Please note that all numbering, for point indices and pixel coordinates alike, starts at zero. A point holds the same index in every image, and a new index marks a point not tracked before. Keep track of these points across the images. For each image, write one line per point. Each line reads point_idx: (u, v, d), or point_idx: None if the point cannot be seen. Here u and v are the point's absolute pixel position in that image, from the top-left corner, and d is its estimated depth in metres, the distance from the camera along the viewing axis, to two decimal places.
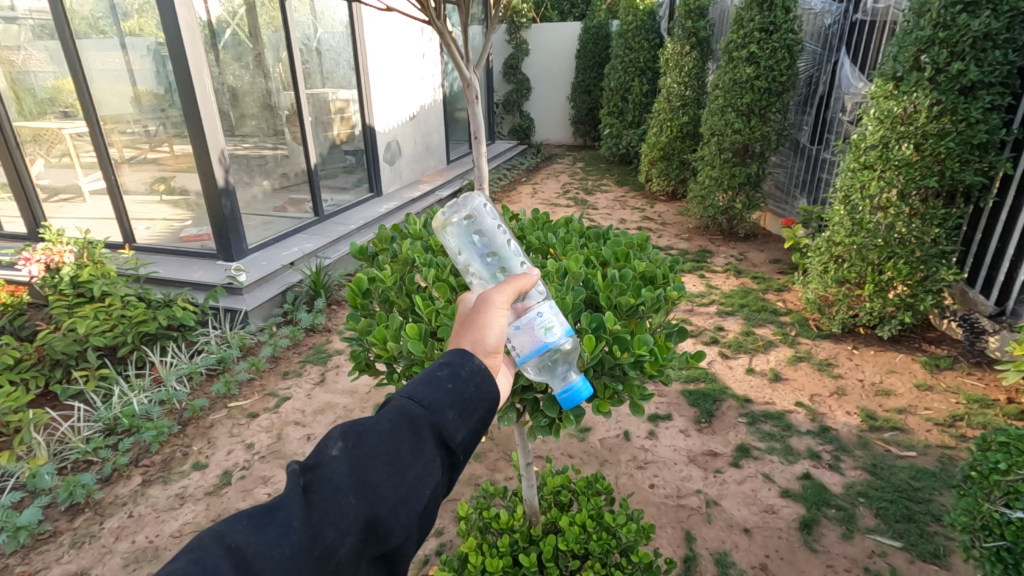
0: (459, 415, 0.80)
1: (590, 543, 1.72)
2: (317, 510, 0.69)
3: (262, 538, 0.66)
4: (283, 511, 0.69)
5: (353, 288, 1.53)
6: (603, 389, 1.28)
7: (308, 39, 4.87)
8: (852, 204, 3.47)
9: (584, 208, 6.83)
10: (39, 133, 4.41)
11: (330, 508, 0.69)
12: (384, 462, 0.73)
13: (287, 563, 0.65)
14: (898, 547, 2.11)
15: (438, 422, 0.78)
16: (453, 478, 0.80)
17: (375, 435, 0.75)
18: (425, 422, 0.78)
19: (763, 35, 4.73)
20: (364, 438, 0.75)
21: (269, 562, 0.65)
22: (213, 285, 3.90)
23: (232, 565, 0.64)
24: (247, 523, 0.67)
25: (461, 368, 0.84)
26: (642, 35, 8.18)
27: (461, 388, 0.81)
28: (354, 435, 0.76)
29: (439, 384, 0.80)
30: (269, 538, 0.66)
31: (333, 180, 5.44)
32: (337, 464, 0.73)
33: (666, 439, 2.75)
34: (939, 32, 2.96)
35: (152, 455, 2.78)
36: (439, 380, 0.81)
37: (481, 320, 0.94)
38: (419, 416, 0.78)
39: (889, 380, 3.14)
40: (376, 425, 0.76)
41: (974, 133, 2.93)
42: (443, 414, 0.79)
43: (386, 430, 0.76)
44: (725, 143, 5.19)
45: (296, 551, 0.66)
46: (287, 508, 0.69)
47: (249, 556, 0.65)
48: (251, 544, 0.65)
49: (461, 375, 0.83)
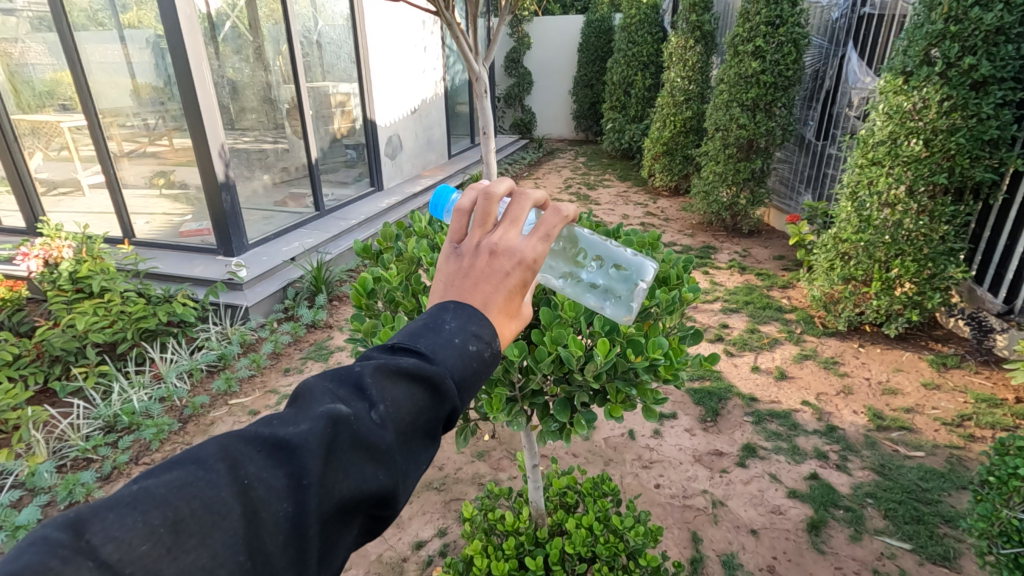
0: (471, 393, 0.73)
1: (598, 547, 1.69)
2: (334, 474, 0.60)
3: (272, 483, 0.58)
4: (297, 460, 0.59)
5: (358, 288, 1.50)
6: (615, 394, 1.25)
7: (308, 31, 4.80)
8: (860, 201, 3.43)
9: (587, 204, 6.78)
10: (37, 126, 4.35)
11: (347, 477, 0.60)
12: (404, 433, 0.65)
13: (291, 522, 0.57)
14: (908, 549, 2.08)
15: (457, 399, 0.70)
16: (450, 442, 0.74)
17: (399, 402, 0.64)
18: (449, 399, 0.68)
19: (769, 28, 4.65)
20: (393, 398, 0.64)
21: (274, 516, 0.57)
22: (213, 280, 3.86)
23: (240, 509, 0.56)
24: (263, 459, 0.59)
25: (487, 349, 0.72)
26: (645, 28, 8.11)
27: (483, 371, 0.72)
28: (381, 390, 0.65)
29: (467, 357, 0.70)
30: (278, 490, 0.58)
31: (333, 174, 5.38)
32: (361, 427, 0.62)
33: (671, 438, 2.72)
34: (951, 25, 2.90)
35: (152, 453, 2.76)
36: (468, 353, 0.70)
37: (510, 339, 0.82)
38: (446, 388, 0.68)
39: (896, 379, 3.11)
40: (402, 389, 0.65)
41: (984, 129, 2.88)
42: (462, 390, 0.70)
43: (411, 395, 0.66)
44: (730, 138, 5.14)
45: (303, 513, 0.58)
46: (305, 461, 0.59)
47: (257, 502, 0.57)
48: (262, 489, 0.57)
49: (485, 356, 0.72)
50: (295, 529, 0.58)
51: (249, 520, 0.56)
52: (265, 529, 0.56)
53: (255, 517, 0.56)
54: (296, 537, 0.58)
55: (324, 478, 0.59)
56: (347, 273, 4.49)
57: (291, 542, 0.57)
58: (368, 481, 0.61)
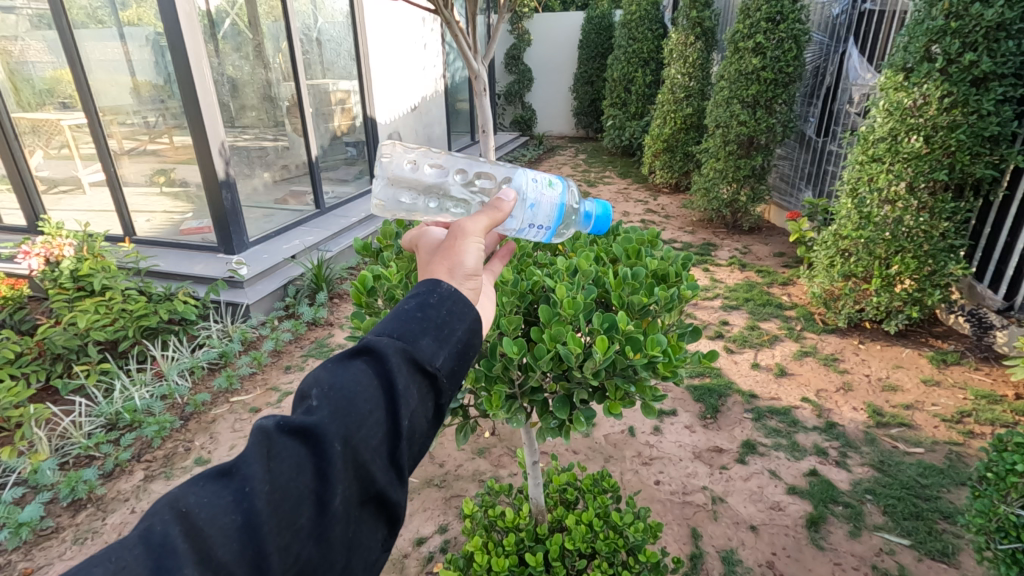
0: (436, 344, 0.75)
1: (597, 543, 1.71)
2: (282, 468, 0.61)
3: (212, 501, 0.58)
4: (240, 472, 0.60)
5: (358, 286, 1.50)
6: (614, 390, 1.26)
7: (308, 29, 4.80)
8: (860, 198, 3.42)
9: (587, 201, 6.78)
10: (38, 124, 4.36)
11: (298, 464, 0.62)
12: (358, 403, 0.67)
13: (242, 529, 0.57)
14: (907, 545, 2.09)
15: (414, 350, 0.73)
16: (441, 404, 0.75)
17: (339, 377, 0.68)
18: (400, 352, 0.72)
19: (769, 25, 4.65)
20: (334, 379, 0.68)
21: (223, 529, 0.57)
22: (213, 278, 3.87)
23: (183, 531, 0.56)
24: (204, 486, 0.59)
25: (430, 297, 0.79)
26: (646, 25, 8.09)
27: (432, 317, 0.76)
28: (319, 380, 0.68)
29: (408, 317, 0.75)
30: (222, 504, 0.58)
31: (333, 172, 5.38)
32: (304, 415, 0.65)
33: (671, 435, 2.73)
34: (951, 21, 2.89)
35: (154, 450, 2.77)
36: (406, 314, 0.76)
37: (449, 248, 0.87)
38: (387, 347, 0.71)
39: (896, 375, 3.12)
40: (342, 369, 0.70)
41: (985, 126, 2.87)
42: (416, 342, 0.74)
43: (352, 371, 0.69)
44: (730, 135, 5.14)
45: (253, 517, 0.58)
46: (245, 472, 0.60)
47: (200, 521, 0.56)
48: (203, 508, 0.57)
49: (431, 303, 0.78)
50: (249, 534, 0.57)
51: (194, 537, 0.56)
52: (213, 542, 0.56)
53: (201, 536, 0.56)
54: (250, 543, 0.57)
55: (271, 480, 0.60)
56: (348, 270, 4.50)
57: (248, 549, 0.57)
58: (329, 457, 0.63)
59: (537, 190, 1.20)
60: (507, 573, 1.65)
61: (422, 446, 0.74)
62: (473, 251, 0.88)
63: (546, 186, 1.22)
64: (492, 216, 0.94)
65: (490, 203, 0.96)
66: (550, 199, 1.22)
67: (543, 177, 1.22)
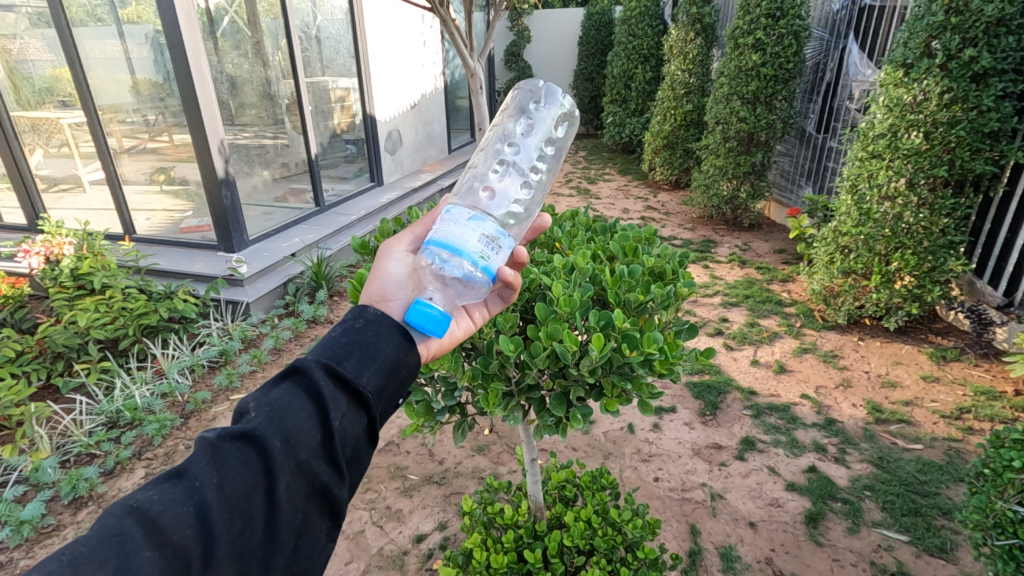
0: (363, 360, 0.84)
1: (596, 539, 1.71)
2: (227, 467, 0.70)
3: (163, 497, 0.66)
4: (187, 473, 0.69)
5: (355, 284, 1.48)
6: (611, 388, 1.26)
7: (307, 26, 4.79)
8: (860, 194, 3.41)
9: (587, 198, 6.76)
10: (37, 123, 4.36)
11: (242, 462, 0.71)
12: (292, 410, 0.76)
13: (196, 517, 0.66)
14: (905, 541, 2.09)
15: (341, 367, 0.82)
16: (374, 413, 0.83)
17: (274, 392, 0.77)
18: (326, 367, 0.81)
19: (769, 20, 4.63)
20: (268, 395, 0.78)
21: (178, 517, 0.65)
22: (214, 276, 3.87)
23: (138, 522, 0.64)
24: (156, 487, 0.67)
25: (356, 320, 0.89)
26: (646, 21, 8.06)
27: (357, 338, 0.86)
28: (257, 397, 0.78)
29: (335, 339, 0.85)
30: (173, 498, 0.66)
31: (333, 169, 5.39)
32: (244, 424, 0.75)
33: (670, 431, 2.74)
34: (951, 17, 2.89)
35: (154, 447, 2.79)
36: (333, 338, 0.85)
37: (373, 269, 1.03)
38: (315, 365, 0.81)
39: (895, 371, 3.12)
40: (276, 388, 0.79)
41: (985, 122, 2.87)
42: (343, 361, 0.82)
43: (286, 387, 0.79)
44: (730, 132, 5.13)
45: (204, 506, 0.66)
46: (193, 472, 0.69)
47: (154, 512, 0.64)
48: (154, 501, 0.65)
49: (357, 326, 0.88)
50: (202, 521, 0.66)
51: (148, 526, 0.64)
52: (168, 529, 0.64)
53: (156, 526, 0.64)
54: (205, 528, 0.66)
55: (217, 476, 0.69)
56: (347, 268, 4.49)
57: (202, 534, 0.65)
58: (269, 453, 0.72)
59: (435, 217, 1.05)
60: (506, 570, 1.66)
61: (358, 451, 0.82)
62: (393, 268, 1.02)
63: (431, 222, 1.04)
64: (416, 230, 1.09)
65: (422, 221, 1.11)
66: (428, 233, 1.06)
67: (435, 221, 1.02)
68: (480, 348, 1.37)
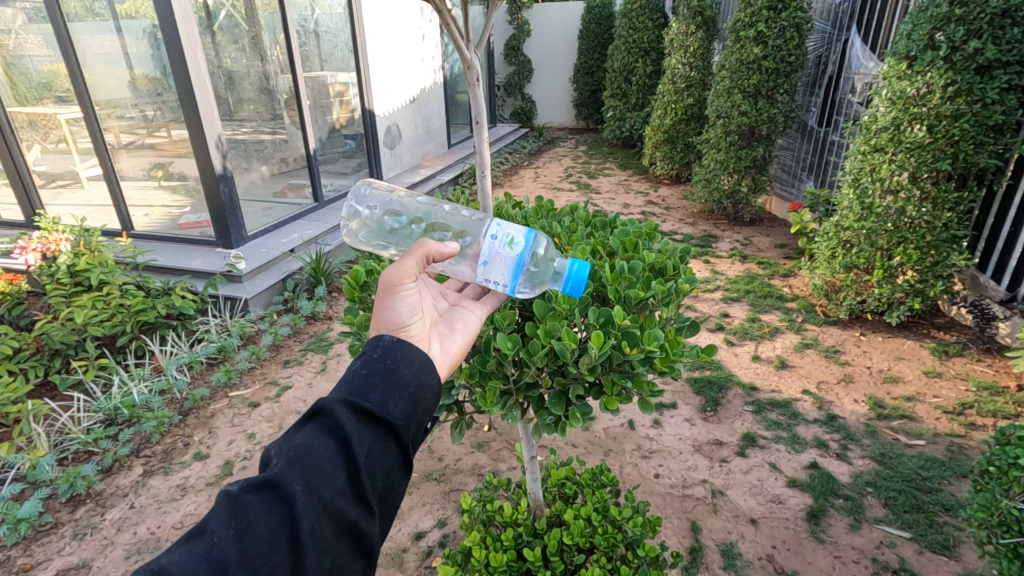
0: (387, 394, 0.82)
1: (596, 537, 1.70)
2: (245, 518, 0.68)
3: (183, 558, 0.64)
4: (205, 532, 0.67)
5: (350, 281, 1.42)
6: (611, 386, 1.24)
7: (305, 20, 4.74)
8: (862, 188, 3.37)
9: (587, 193, 6.73)
10: (34, 118, 4.32)
11: (267, 513, 0.70)
12: (314, 454, 0.74)
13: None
14: (907, 538, 2.08)
15: (364, 400, 0.81)
16: (404, 443, 0.81)
17: (297, 436, 0.76)
18: (348, 403, 0.80)
19: (771, 13, 4.57)
20: (289, 441, 0.76)
21: None
22: (213, 273, 3.86)
23: None
24: (176, 547, 0.65)
25: (374, 352, 0.88)
26: (647, 14, 7.99)
27: (378, 369, 0.85)
28: (277, 443, 0.76)
29: (354, 374, 0.84)
30: (193, 557, 0.64)
31: (332, 165, 5.36)
32: (266, 472, 0.73)
33: (671, 428, 2.72)
34: (956, 8, 2.84)
35: (152, 445, 2.77)
36: (353, 375, 0.83)
37: (379, 300, 0.96)
38: (336, 403, 0.79)
39: (898, 367, 3.10)
40: (296, 432, 0.77)
41: (989, 115, 2.84)
42: (366, 394, 0.82)
43: (308, 428, 0.77)
44: (731, 125, 5.09)
45: (222, 563, 0.64)
46: (212, 528, 0.67)
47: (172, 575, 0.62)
48: (175, 564, 0.63)
49: (375, 357, 0.87)
50: None
51: None
52: None
53: None
54: None
55: (235, 531, 0.67)
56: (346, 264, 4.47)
57: None
58: (291, 499, 0.70)
59: (493, 247, 1.07)
60: (504, 568, 1.65)
61: (390, 484, 0.80)
62: (407, 297, 0.97)
63: (504, 244, 1.07)
64: (423, 257, 1.00)
65: (423, 249, 1.01)
66: (507, 260, 1.08)
67: (504, 233, 1.08)
68: (480, 346, 1.35)
